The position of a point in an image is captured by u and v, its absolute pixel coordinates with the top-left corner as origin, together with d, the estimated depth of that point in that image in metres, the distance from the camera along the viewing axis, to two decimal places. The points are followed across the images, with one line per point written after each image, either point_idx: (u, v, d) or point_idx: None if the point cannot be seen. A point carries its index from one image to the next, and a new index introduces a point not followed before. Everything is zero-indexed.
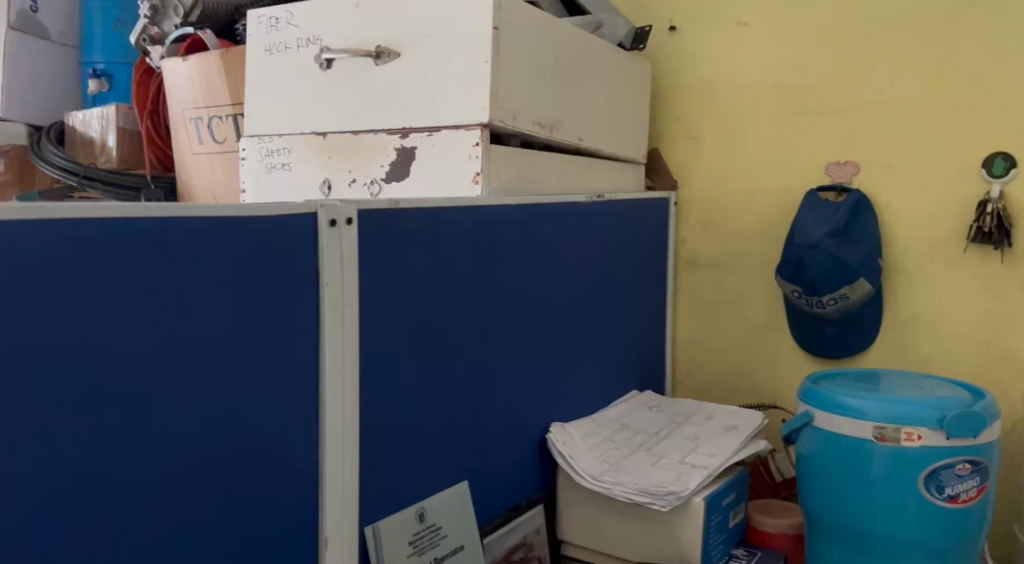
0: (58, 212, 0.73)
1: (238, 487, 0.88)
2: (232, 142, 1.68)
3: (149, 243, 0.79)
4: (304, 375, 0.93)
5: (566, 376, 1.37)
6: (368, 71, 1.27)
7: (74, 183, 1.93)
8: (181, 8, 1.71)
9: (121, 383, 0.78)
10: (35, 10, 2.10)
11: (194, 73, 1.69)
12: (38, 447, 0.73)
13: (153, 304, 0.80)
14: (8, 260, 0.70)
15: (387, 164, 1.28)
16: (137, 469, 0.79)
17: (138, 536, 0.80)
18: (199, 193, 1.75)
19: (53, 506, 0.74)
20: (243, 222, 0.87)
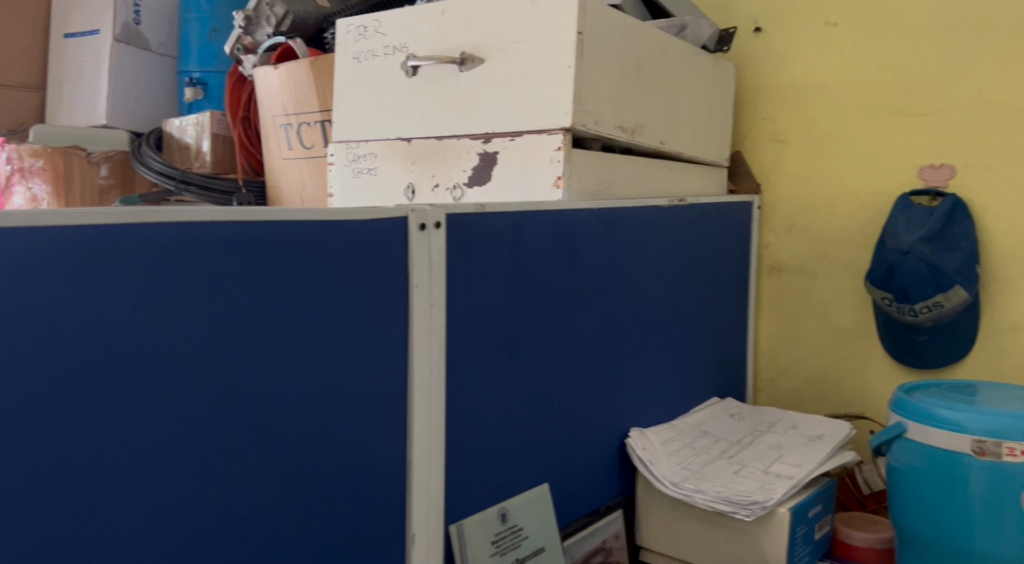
0: (163, 216, 0.77)
1: (327, 485, 0.90)
2: (320, 148, 1.73)
3: (247, 245, 0.82)
4: (391, 375, 0.96)
5: (646, 381, 1.37)
6: (452, 77, 1.29)
7: (171, 188, 1.96)
8: (273, 18, 1.76)
9: (220, 379, 0.81)
10: (137, 22, 2.22)
11: (284, 81, 1.74)
12: (141, 439, 0.76)
13: (250, 303, 0.83)
14: (118, 260, 0.74)
15: (469, 169, 1.29)
16: (232, 461, 0.83)
17: (234, 528, 0.83)
18: (287, 197, 1.81)
19: (156, 493, 0.78)
20: (336, 226, 0.90)
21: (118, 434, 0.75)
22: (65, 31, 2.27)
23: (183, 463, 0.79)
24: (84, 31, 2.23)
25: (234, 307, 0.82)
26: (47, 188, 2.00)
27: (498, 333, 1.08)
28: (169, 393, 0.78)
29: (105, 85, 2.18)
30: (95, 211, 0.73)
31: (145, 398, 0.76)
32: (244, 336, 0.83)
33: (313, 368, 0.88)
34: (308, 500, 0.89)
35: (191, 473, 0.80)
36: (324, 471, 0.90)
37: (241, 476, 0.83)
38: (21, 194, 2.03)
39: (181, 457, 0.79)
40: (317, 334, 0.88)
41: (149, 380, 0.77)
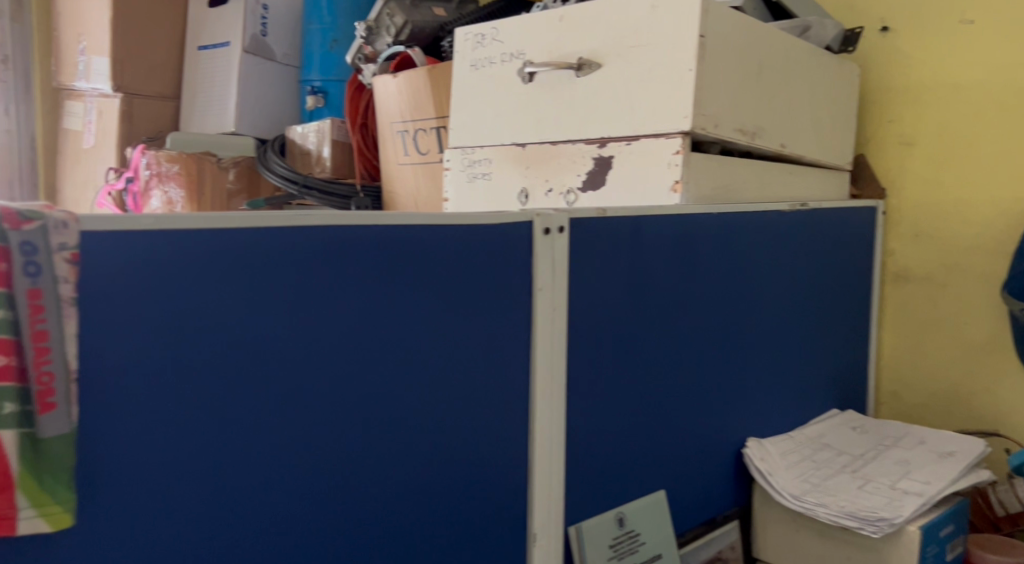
0: (304, 219, 0.81)
1: (450, 482, 0.93)
2: (435, 154, 1.77)
3: (379, 248, 0.86)
4: (514, 375, 0.98)
5: (765, 390, 1.34)
6: (569, 83, 1.30)
7: (293, 192, 2.03)
8: (393, 28, 1.86)
9: (352, 376, 0.85)
10: (264, 34, 2.33)
11: (402, 89, 1.80)
12: (280, 429, 0.81)
13: (380, 304, 0.86)
14: (262, 261, 0.78)
15: (583, 173, 1.30)
16: (361, 454, 0.86)
17: (364, 520, 0.87)
18: (403, 202, 1.87)
19: (293, 481, 0.82)
20: (461, 229, 0.92)
21: (262, 427, 0.79)
22: (200, 44, 2.40)
23: (319, 456, 0.83)
24: (216, 44, 2.35)
25: (365, 308, 0.85)
26: (182, 193, 2.11)
27: (616, 337, 1.08)
28: (306, 389, 0.82)
29: (233, 94, 2.29)
30: (242, 215, 0.77)
31: (285, 393, 0.81)
32: (374, 337, 0.86)
33: (438, 366, 0.91)
34: (433, 497, 0.92)
35: (326, 466, 0.84)
36: (448, 469, 0.93)
37: (369, 471, 0.87)
38: (157, 198, 2.13)
39: (317, 448, 0.83)
40: (441, 334, 0.91)
41: (289, 378, 0.81)
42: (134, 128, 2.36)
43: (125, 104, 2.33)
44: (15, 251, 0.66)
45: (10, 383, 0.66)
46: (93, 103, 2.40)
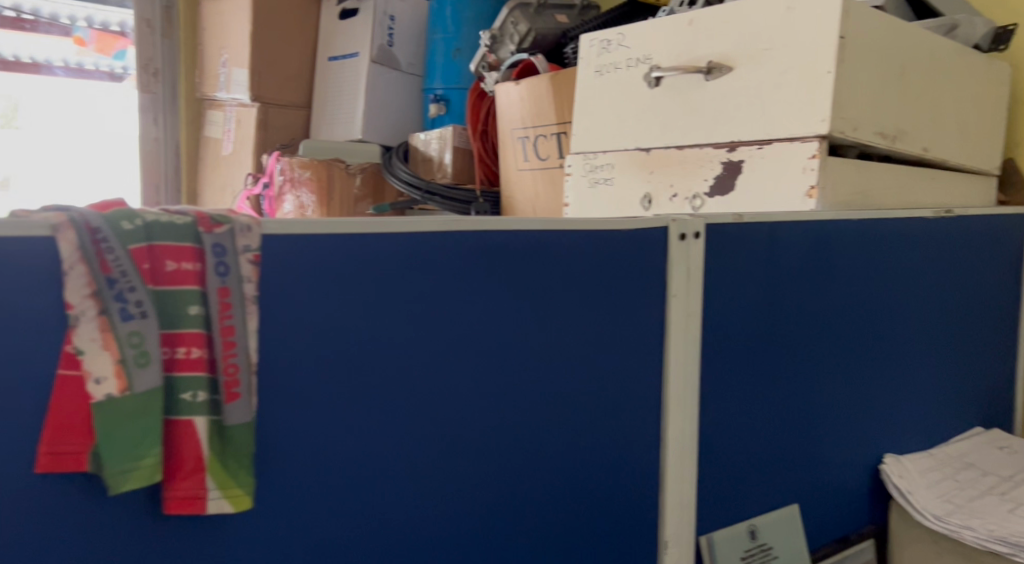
0: (445, 224, 0.83)
1: (582, 483, 0.94)
2: (555, 159, 1.78)
3: (516, 252, 0.87)
4: (646, 380, 0.98)
5: (902, 404, 1.28)
6: (697, 87, 1.26)
7: (417, 197, 2.11)
8: (516, 36, 1.91)
9: (488, 376, 0.87)
10: (391, 45, 2.41)
11: (525, 96, 1.81)
12: (424, 427, 0.84)
13: (516, 307, 0.88)
14: (407, 263, 0.81)
15: (711, 178, 1.25)
16: (497, 454, 0.88)
17: (498, 517, 0.89)
18: (523, 207, 1.89)
19: (434, 476, 0.85)
20: (594, 234, 0.93)
21: (407, 423, 0.82)
22: (330, 54, 2.51)
23: (457, 453, 0.86)
24: (346, 55, 2.45)
25: (500, 309, 0.87)
26: (313, 198, 2.20)
27: (749, 346, 1.05)
28: (446, 387, 0.84)
29: (361, 103, 2.37)
30: (387, 220, 0.80)
31: (427, 392, 0.83)
32: (510, 337, 0.88)
33: (572, 370, 0.92)
34: (564, 497, 0.93)
35: (464, 463, 0.86)
36: (581, 472, 0.94)
37: (505, 469, 0.89)
38: (291, 202, 2.23)
39: (456, 446, 0.86)
40: (574, 338, 0.92)
41: (431, 376, 0.83)
42: (270, 136, 2.47)
43: (262, 113, 2.45)
44: (207, 252, 0.72)
45: (201, 373, 0.72)
46: (232, 112, 2.53)
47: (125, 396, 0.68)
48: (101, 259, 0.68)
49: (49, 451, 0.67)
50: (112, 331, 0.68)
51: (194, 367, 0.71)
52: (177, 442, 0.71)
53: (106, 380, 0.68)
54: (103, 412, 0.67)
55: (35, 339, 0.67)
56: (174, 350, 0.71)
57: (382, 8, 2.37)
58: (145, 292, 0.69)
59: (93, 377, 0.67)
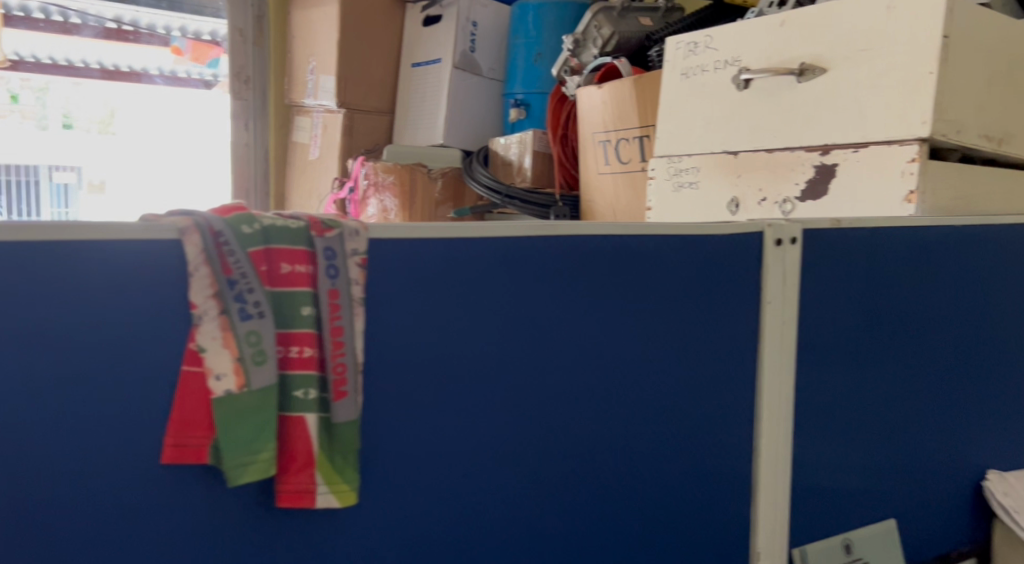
0: (541, 229, 0.84)
1: (667, 490, 0.94)
2: (637, 163, 1.77)
3: (610, 258, 0.88)
4: (740, 386, 0.98)
5: (1007, 417, 1.22)
6: (789, 88, 1.23)
7: (497, 202, 2.11)
8: (599, 40, 1.91)
9: (574, 379, 0.88)
10: (473, 51, 2.43)
11: (607, 99, 1.81)
12: (519, 429, 0.85)
13: (609, 312, 0.89)
14: (503, 268, 0.83)
15: (803, 182, 1.22)
16: (590, 456, 0.89)
17: (589, 521, 0.90)
18: (603, 211, 1.89)
19: (527, 478, 0.86)
20: (688, 239, 0.92)
21: (491, 424, 0.84)
22: (414, 61, 2.55)
23: (539, 455, 0.86)
24: (429, 61, 2.48)
25: (585, 313, 0.87)
26: (396, 202, 2.23)
27: (840, 354, 1.03)
28: (533, 389, 0.86)
29: (443, 109, 2.40)
30: (483, 225, 0.82)
31: (511, 394, 0.84)
32: (594, 341, 0.88)
33: (663, 375, 0.93)
34: (655, 503, 0.93)
35: (547, 465, 0.87)
36: (666, 479, 0.94)
37: (596, 473, 0.90)
38: (374, 207, 2.25)
39: (549, 449, 0.87)
40: (659, 342, 0.92)
41: (514, 378, 0.84)
42: (355, 142, 2.52)
43: (347, 119, 2.49)
44: (319, 255, 0.74)
45: (312, 371, 0.74)
46: (319, 118, 2.58)
47: (243, 392, 0.70)
48: (223, 261, 0.70)
49: (173, 443, 0.70)
50: (232, 330, 0.70)
51: (306, 366, 0.73)
52: (290, 437, 0.73)
53: (226, 376, 0.70)
54: (224, 408, 0.70)
55: (160, 337, 0.70)
56: (288, 349, 0.73)
57: (465, 14, 2.39)
58: (262, 293, 0.71)
59: (215, 373, 0.70)
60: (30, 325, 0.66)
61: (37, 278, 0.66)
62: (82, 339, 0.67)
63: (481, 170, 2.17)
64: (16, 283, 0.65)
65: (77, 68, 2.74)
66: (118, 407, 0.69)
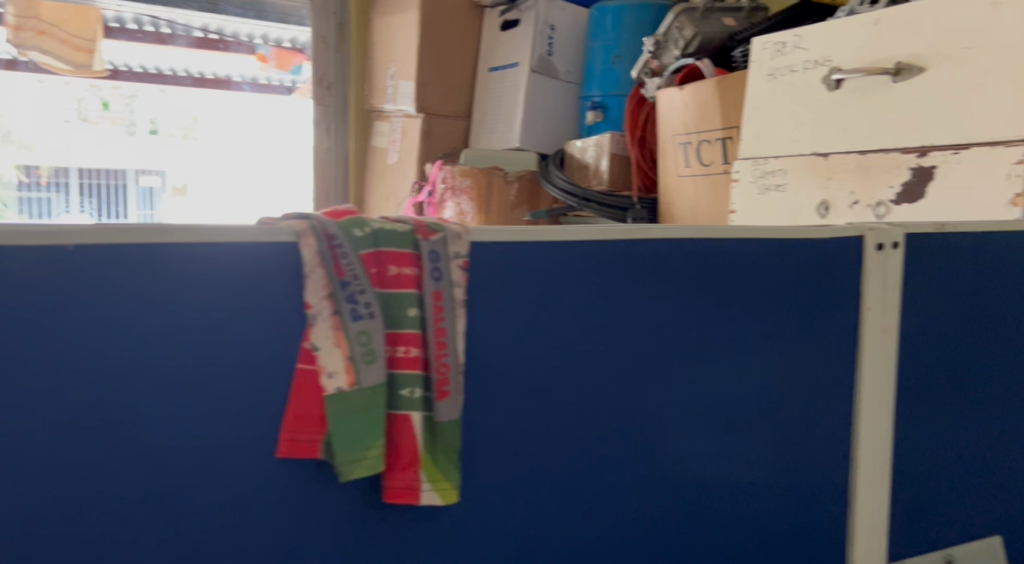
0: (638, 234, 0.85)
1: (749, 496, 0.94)
2: (720, 165, 1.74)
3: (706, 263, 0.88)
4: (837, 394, 0.97)
5: None
6: (884, 88, 1.19)
7: (573, 205, 2.10)
8: (681, 41, 1.89)
9: (669, 386, 0.88)
10: (550, 54, 2.37)
11: (688, 101, 1.79)
12: (615, 434, 0.86)
13: (704, 318, 0.89)
14: (601, 274, 0.84)
15: (898, 185, 1.18)
16: (686, 462, 0.90)
17: (686, 529, 0.90)
18: (684, 214, 1.86)
19: (623, 483, 0.87)
20: (785, 244, 0.92)
21: (575, 428, 0.84)
22: (490, 66, 2.50)
23: (622, 459, 0.87)
24: (506, 65, 2.43)
25: (670, 318, 0.87)
26: (472, 205, 2.27)
27: (933, 362, 0.99)
28: (627, 395, 0.86)
29: (519, 113, 2.36)
30: (580, 229, 0.83)
31: (594, 397, 0.85)
32: (677, 344, 0.88)
33: (757, 383, 0.93)
34: (751, 512, 0.94)
35: (630, 471, 0.87)
36: (746, 486, 0.93)
37: (692, 479, 0.90)
38: (450, 210, 2.29)
39: (645, 454, 0.88)
40: (742, 347, 0.92)
41: (595, 382, 0.85)
42: (433, 146, 2.49)
43: (426, 124, 2.46)
44: (424, 258, 0.76)
45: (418, 371, 0.76)
46: (399, 123, 2.55)
47: (354, 389, 0.73)
48: (336, 264, 0.73)
49: (288, 437, 0.73)
50: (343, 330, 0.73)
51: (412, 366, 0.75)
52: (397, 434, 0.75)
53: (338, 375, 0.73)
54: (336, 404, 0.72)
55: (273, 337, 0.72)
56: (394, 349, 0.75)
57: (544, 18, 2.33)
58: (372, 294, 0.74)
59: (327, 372, 0.72)
60: (153, 330, 0.68)
61: (157, 283, 0.68)
62: (198, 343, 0.70)
63: (558, 174, 2.16)
64: (138, 289, 0.68)
65: (167, 75, 2.75)
66: (232, 410, 0.71)
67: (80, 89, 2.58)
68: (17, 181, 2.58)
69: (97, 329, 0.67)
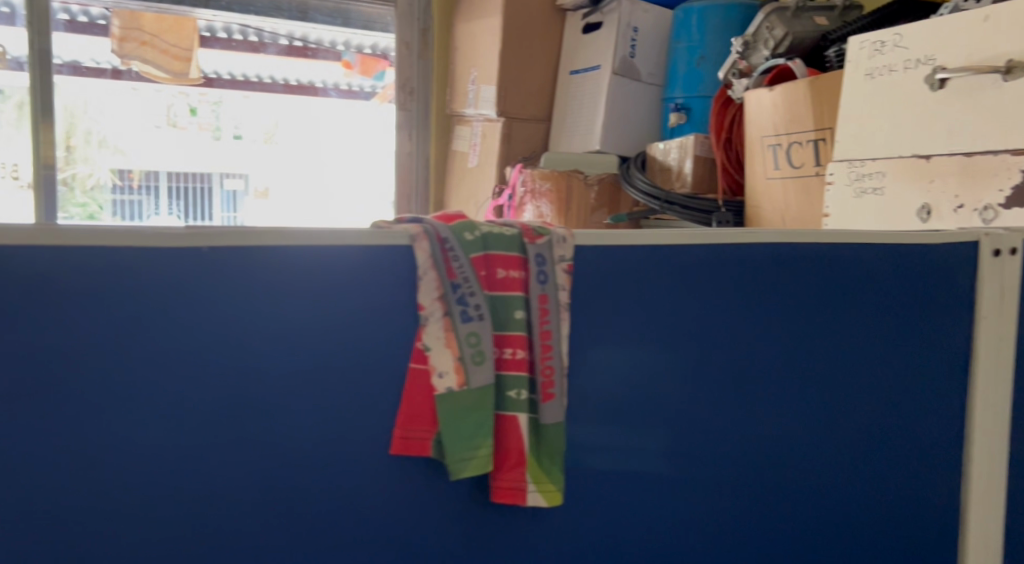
0: (751, 239, 0.89)
1: (833, 498, 0.96)
2: (811, 167, 1.70)
3: (817, 267, 0.92)
4: (940, 400, 0.99)
5: None
6: (993, 88, 1.14)
7: (655, 208, 2.07)
8: (772, 41, 1.85)
9: (765, 389, 0.92)
10: (633, 56, 2.33)
11: (779, 102, 1.75)
12: (713, 433, 0.91)
13: (810, 322, 0.93)
14: (715, 276, 0.88)
15: (1008, 188, 1.13)
16: (782, 462, 0.94)
17: (776, 528, 0.94)
18: (772, 218, 1.82)
19: (717, 481, 0.91)
20: (903, 248, 0.95)
21: (672, 429, 0.89)
22: (572, 68, 2.47)
23: (715, 458, 0.91)
24: (588, 68, 2.40)
25: (767, 323, 0.91)
26: (552, 208, 2.26)
27: (1013, 373, 1.00)
28: (723, 398, 0.91)
29: (601, 115, 2.33)
30: (697, 231, 0.88)
31: (677, 400, 0.89)
32: (756, 350, 0.91)
33: (858, 387, 0.95)
34: (842, 515, 0.97)
35: (722, 470, 0.91)
36: (821, 491, 0.95)
37: (784, 479, 0.94)
38: (530, 213, 2.30)
39: (739, 455, 0.92)
40: (839, 350, 0.94)
41: (690, 381, 0.89)
42: (513, 149, 2.47)
43: (506, 127, 2.44)
44: (530, 261, 0.81)
45: (524, 372, 0.81)
46: (479, 127, 2.54)
47: (463, 389, 0.78)
48: (448, 265, 0.79)
49: (401, 435, 0.79)
50: (453, 331, 0.79)
51: (519, 367, 0.81)
52: (506, 436, 0.81)
53: (448, 374, 0.78)
54: (446, 402, 0.78)
55: (389, 335, 0.78)
56: (502, 351, 0.80)
57: (627, 20, 2.30)
58: (481, 297, 0.79)
59: (438, 371, 0.78)
60: (267, 333, 0.75)
61: (265, 291, 0.74)
62: (307, 344, 0.76)
63: (640, 176, 2.14)
64: (247, 297, 0.74)
65: (252, 82, 2.75)
66: (345, 408, 0.78)
67: (168, 95, 2.58)
68: (112, 185, 2.54)
69: (213, 334, 0.73)
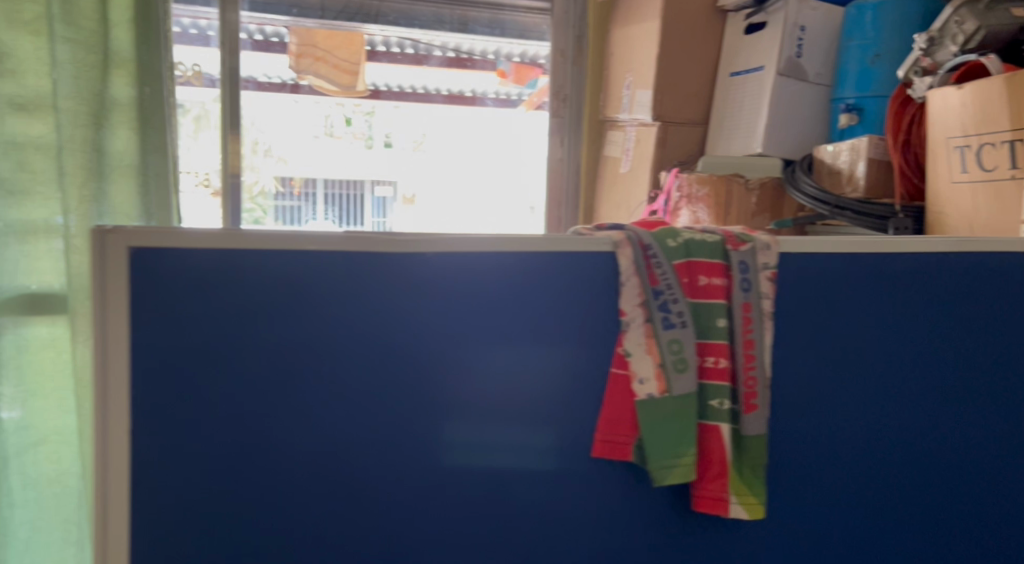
0: (859, 258, 1.20)
1: (901, 458, 1.26)
2: (1007, 169, 1.57)
3: (910, 277, 1.23)
4: (997, 383, 1.28)
5: None
6: None
7: (824, 213, 1.96)
8: (962, 35, 1.73)
9: (866, 376, 1.23)
10: (799, 56, 2.24)
11: (969, 100, 1.63)
12: (822, 414, 1.22)
13: (904, 320, 1.23)
14: (841, 288, 1.21)
15: None
16: (868, 429, 1.24)
17: (857, 479, 1.24)
18: (956, 223, 1.69)
19: (819, 445, 1.22)
20: (982, 259, 1.25)
21: (795, 412, 1.21)
22: (733, 70, 2.38)
23: (818, 427, 1.22)
24: (750, 69, 2.32)
25: (874, 324, 1.22)
26: (709, 213, 2.18)
27: None
28: (834, 385, 1.22)
29: (764, 116, 2.24)
30: (829, 248, 1.20)
31: (794, 387, 1.20)
32: (850, 345, 1.22)
33: (932, 371, 1.25)
34: (908, 471, 1.26)
35: (820, 435, 1.22)
36: (887, 456, 1.25)
37: (867, 445, 1.24)
38: (686, 217, 2.23)
39: (835, 425, 1.23)
40: (919, 340, 1.24)
41: (804, 370, 1.21)
42: (668, 154, 2.43)
43: (662, 131, 2.40)
44: (736, 269, 1.15)
45: (723, 382, 1.15)
46: (632, 132, 2.50)
47: (665, 394, 1.12)
48: (651, 276, 1.14)
49: (604, 438, 1.15)
50: (657, 339, 1.13)
51: (720, 375, 1.14)
52: (706, 440, 1.15)
53: (650, 381, 1.13)
54: (648, 407, 1.12)
55: (572, 320, 1.14)
56: (707, 359, 1.15)
57: (794, 19, 2.21)
58: (684, 308, 1.14)
59: (641, 378, 1.13)
60: (472, 310, 1.11)
61: (467, 282, 1.11)
62: (495, 318, 1.12)
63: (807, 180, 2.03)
64: (456, 285, 1.10)
65: (409, 94, 2.67)
66: (560, 377, 1.15)
67: (327, 106, 2.57)
68: (274, 191, 2.52)
69: (434, 310, 1.10)
